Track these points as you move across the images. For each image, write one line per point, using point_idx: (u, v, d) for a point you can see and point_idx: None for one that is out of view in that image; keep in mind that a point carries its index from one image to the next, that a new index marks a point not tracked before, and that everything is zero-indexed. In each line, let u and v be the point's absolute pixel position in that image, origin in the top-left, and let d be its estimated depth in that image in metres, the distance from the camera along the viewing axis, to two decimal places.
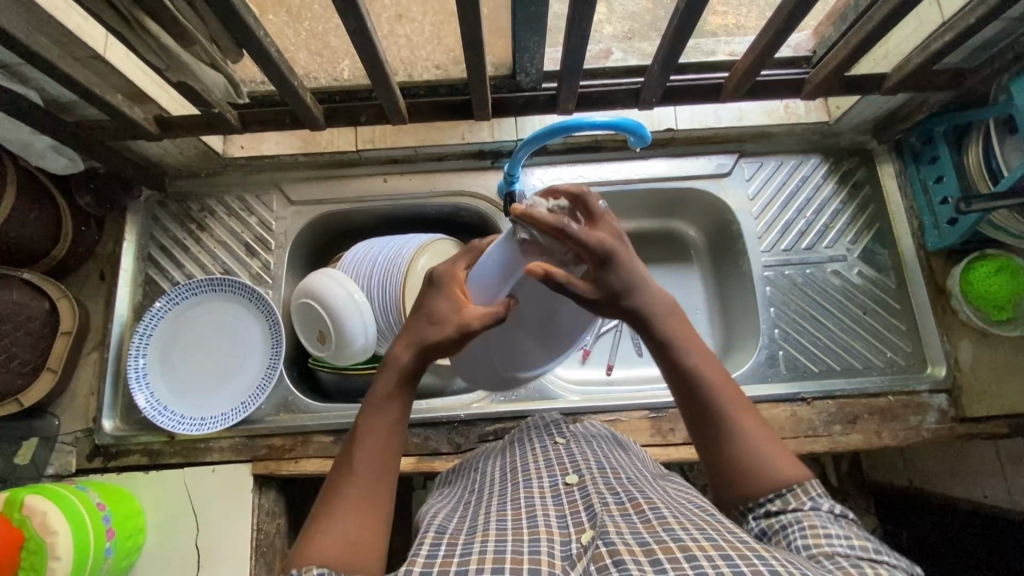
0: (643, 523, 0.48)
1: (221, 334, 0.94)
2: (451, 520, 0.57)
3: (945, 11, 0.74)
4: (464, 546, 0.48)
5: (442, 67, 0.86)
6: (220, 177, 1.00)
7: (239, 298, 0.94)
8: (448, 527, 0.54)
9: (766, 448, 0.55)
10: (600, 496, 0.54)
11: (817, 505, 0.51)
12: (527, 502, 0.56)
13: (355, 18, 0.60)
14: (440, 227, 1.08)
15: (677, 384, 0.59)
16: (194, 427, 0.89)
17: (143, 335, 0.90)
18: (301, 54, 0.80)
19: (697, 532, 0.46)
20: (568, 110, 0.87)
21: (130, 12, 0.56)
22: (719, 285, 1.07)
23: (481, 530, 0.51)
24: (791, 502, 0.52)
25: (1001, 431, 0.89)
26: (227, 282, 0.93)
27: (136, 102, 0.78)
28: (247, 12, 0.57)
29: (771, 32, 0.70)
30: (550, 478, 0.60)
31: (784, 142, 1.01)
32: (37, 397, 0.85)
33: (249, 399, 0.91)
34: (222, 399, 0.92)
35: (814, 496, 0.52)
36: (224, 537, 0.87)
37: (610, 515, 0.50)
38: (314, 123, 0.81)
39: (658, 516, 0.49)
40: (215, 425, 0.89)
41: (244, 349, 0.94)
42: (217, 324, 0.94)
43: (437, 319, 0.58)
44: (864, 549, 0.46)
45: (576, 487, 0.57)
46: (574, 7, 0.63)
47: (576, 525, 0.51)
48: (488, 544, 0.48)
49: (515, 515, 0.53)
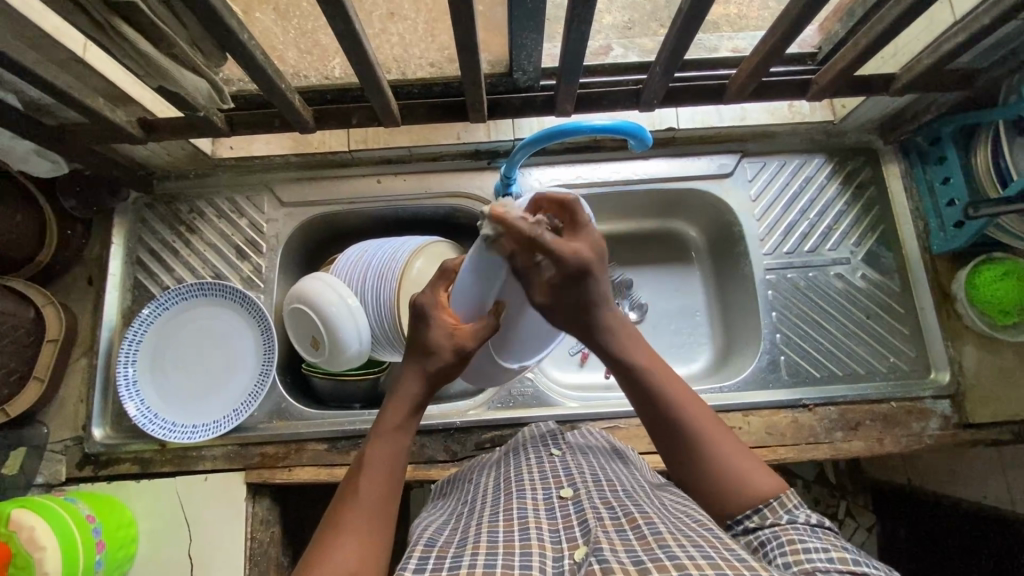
0: (639, 540, 0.47)
1: (213, 340, 0.92)
2: (442, 533, 0.56)
3: (958, 10, 0.71)
4: (455, 557, 0.47)
5: (436, 65, 0.83)
6: (209, 178, 0.98)
7: (230, 302, 0.92)
8: (438, 540, 0.53)
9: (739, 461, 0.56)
10: (595, 512, 0.52)
11: (793, 518, 0.51)
12: (519, 513, 0.54)
13: (343, 20, 0.57)
14: (436, 229, 1.05)
15: (646, 408, 0.59)
16: (186, 435, 0.87)
17: (132, 341, 0.88)
18: (291, 52, 0.79)
19: (693, 550, 0.44)
20: (566, 111, 0.84)
21: (105, 17, 0.53)
22: (720, 287, 1.06)
23: (472, 542, 0.50)
24: (768, 517, 0.52)
25: (1004, 438, 0.88)
26: (219, 286, 0.91)
27: (119, 104, 0.75)
28: (229, 15, 0.55)
29: (778, 32, 0.67)
30: (544, 492, 0.59)
31: (788, 141, 0.99)
32: (24, 406, 0.84)
33: (242, 405, 0.89)
34: (214, 406, 0.90)
35: (790, 509, 0.52)
36: (217, 547, 0.85)
37: (605, 531, 0.49)
38: (304, 126, 0.78)
39: (653, 531, 0.48)
40: (208, 433, 0.88)
41: (236, 355, 0.92)
42: (208, 329, 0.92)
43: (432, 348, 0.58)
44: (842, 561, 0.45)
45: (571, 501, 0.56)
46: (573, 6, 0.60)
47: (570, 540, 0.49)
48: (479, 557, 0.46)
49: (506, 527, 0.52)
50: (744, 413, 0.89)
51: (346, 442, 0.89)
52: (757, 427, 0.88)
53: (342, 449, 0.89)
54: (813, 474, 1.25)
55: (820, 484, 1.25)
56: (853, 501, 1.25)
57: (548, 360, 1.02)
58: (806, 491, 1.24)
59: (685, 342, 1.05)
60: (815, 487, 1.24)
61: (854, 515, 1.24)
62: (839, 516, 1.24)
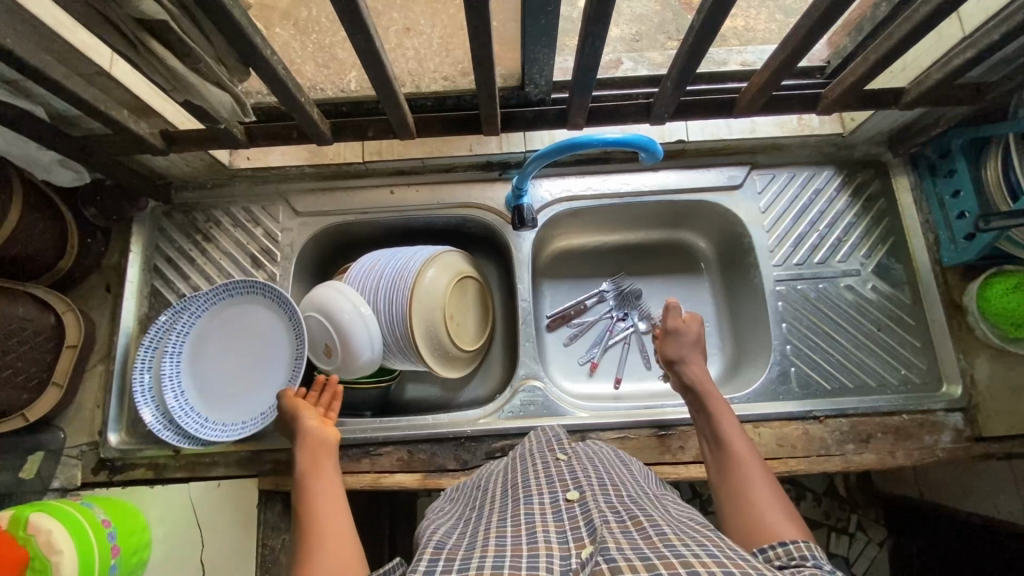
0: (644, 539, 0.47)
1: (216, 350, 0.91)
2: (451, 535, 0.56)
3: (967, 26, 0.73)
4: (464, 561, 0.47)
5: (450, 78, 0.86)
6: (226, 188, 1.00)
7: (244, 299, 0.92)
8: (448, 543, 0.53)
9: (769, 508, 0.59)
10: (600, 513, 0.52)
11: (818, 563, 0.48)
12: (526, 518, 0.54)
13: (363, 36, 0.58)
14: (447, 238, 1.08)
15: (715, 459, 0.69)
16: (213, 437, 0.87)
17: (145, 352, 0.87)
18: (308, 65, 0.83)
19: (697, 549, 0.44)
20: (578, 125, 0.85)
21: (134, 32, 0.55)
22: (730, 298, 1.06)
23: (481, 545, 0.50)
24: (792, 555, 0.50)
25: (1016, 452, 0.87)
26: (230, 287, 0.91)
27: (141, 116, 0.77)
28: (253, 31, 0.56)
29: (788, 48, 0.68)
30: (550, 495, 0.58)
31: (797, 153, 1.00)
32: (43, 411, 0.85)
33: (269, 408, 0.89)
34: (234, 410, 0.90)
35: (815, 556, 0.49)
36: (228, 552, 0.87)
37: (611, 531, 0.48)
38: (321, 138, 0.79)
39: (659, 532, 0.48)
40: (238, 434, 0.88)
41: (247, 359, 0.92)
42: (211, 337, 0.91)
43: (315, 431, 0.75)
44: None
45: (577, 503, 0.55)
46: (587, 24, 0.61)
47: (576, 539, 0.49)
48: (488, 559, 0.46)
49: (514, 532, 0.51)
50: (755, 424, 0.89)
51: (357, 450, 0.90)
52: (768, 439, 0.88)
53: (354, 456, 0.90)
54: (822, 487, 1.24)
55: (830, 497, 1.24)
56: (864, 515, 1.24)
57: (557, 371, 1.03)
58: (815, 505, 1.23)
59: None
60: (825, 500, 1.23)
61: (865, 529, 1.23)
62: (851, 530, 1.22)
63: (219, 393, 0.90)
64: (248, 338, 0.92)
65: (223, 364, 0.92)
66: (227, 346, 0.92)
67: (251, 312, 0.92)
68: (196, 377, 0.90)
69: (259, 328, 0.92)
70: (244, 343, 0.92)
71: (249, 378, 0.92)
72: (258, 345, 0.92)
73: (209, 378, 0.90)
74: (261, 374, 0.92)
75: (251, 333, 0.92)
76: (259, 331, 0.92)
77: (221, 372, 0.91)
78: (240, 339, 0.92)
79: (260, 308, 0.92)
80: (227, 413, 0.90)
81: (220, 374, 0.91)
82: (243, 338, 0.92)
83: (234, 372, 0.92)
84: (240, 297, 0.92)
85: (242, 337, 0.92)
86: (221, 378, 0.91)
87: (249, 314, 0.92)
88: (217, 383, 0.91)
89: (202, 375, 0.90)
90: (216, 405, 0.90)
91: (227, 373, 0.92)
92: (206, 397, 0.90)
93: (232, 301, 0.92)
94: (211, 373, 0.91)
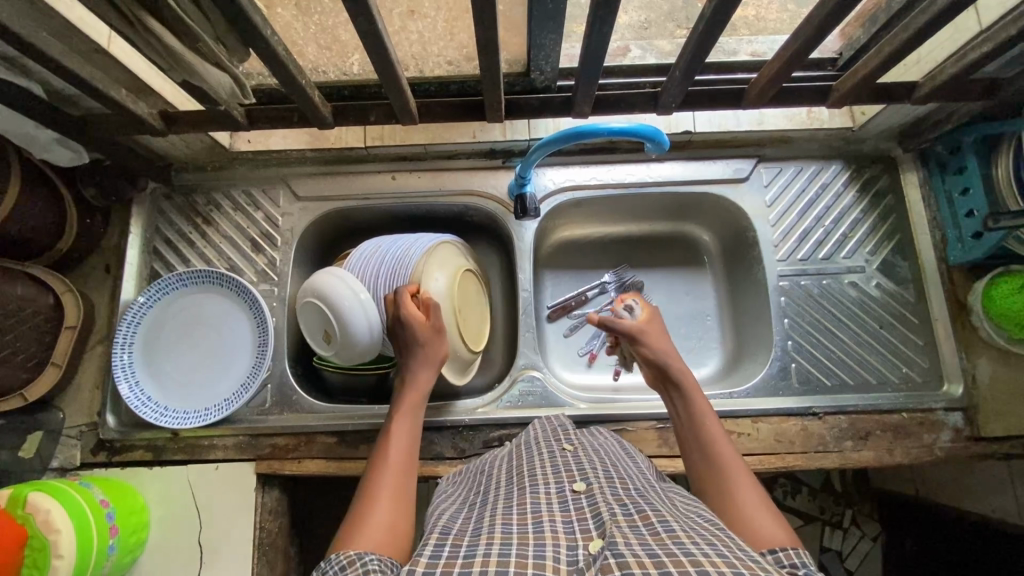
0: (652, 535, 0.46)
1: (183, 341, 0.93)
2: (456, 521, 0.56)
3: (984, 19, 0.71)
4: (469, 548, 0.47)
5: (454, 63, 0.84)
6: (227, 170, 0.99)
7: (215, 291, 0.94)
8: (453, 529, 0.53)
9: (755, 507, 0.59)
10: (608, 507, 0.52)
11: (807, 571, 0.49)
12: (533, 508, 0.54)
13: (365, 18, 0.57)
14: (450, 226, 1.07)
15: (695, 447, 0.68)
16: (176, 421, 0.89)
17: (124, 336, 0.89)
18: (311, 48, 0.81)
19: (706, 548, 0.44)
20: (583, 113, 0.84)
21: (131, 9, 0.54)
22: (732, 291, 1.05)
23: (486, 532, 0.50)
24: (783, 561, 0.51)
25: (1015, 453, 0.87)
26: (202, 275, 0.92)
27: (141, 96, 0.76)
28: (254, 11, 0.55)
29: (801, 38, 0.66)
30: (557, 485, 0.58)
31: (805, 146, 0.99)
32: (42, 390, 0.85)
33: (232, 397, 0.90)
34: (198, 398, 0.91)
35: (805, 564, 0.50)
36: (223, 538, 0.86)
37: (619, 526, 0.48)
38: (322, 121, 0.78)
39: (667, 529, 0.47)
40: (200, 421, 0.89)
41: (210, 351, 0.93)
42: (179, 327, 0.93)
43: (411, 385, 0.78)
44: None
45: (584, 495, 0.55)
46: (595, 10, 0.60)
47: (583, 531, 0.49)
48: (493, 547, 0.46)
49: (521, 520, 0.51)
50: (754, 420, 0.88)
51: (354, 436, 0.90)
52: (766, 434, 0.88)
53: (351, 442, 0.89)
54: (818, 481, 1.24)
55: (825, 492, 1.24)
56: (859, 510, 1.23)
57: (557, 362, 1.03)
58: (810, 498, 1.23)
59: (696, 345, 1.05)
60: (820, 494, 1.23)
61: (859, 524, 1.22)
62: (845, 524, 1.22)
63: (182, 384, 0.91)
64: (213, 331, 0.93)
65: (185, 357, 0.92)
66: (192, 338, 0.93)
67: (218, 306, 0.94)
68: (161, 366, 0.91)
69: (223, 321, 0.94)
70: (208, 336, 0.93)
71: (210, 371, 0.92)
72: (222, 338, 0.94)
73: (173, 369, 0.92)
74: (223, 367, 0.92)
75: (216, 326, 0.94)
76: (224, 324, 0.94)
77: (183, 363, 0.92)
78: (205, 332, 0.93)
79: (225, 302, 0.94)
80: (187, 403, 0.90)
81: (181, 366, 0.92)
82: (208, 331, 0.93)
83: (196, 364, 0.92)
84: (208, 289, 0.93)
85: (206, 329, 0.93)
86: (183, 370, 0.92)
87: (215, 307, 0.94)
88: (180, 374, 0.91)
89: (166, 365, 0.91)
90: (178, 395, 0.91)
91: (189, 364, 0.92)
92: (170, 387, 0.91)
93: (202, 294, 0.94)
94: (175, 365, 0.92)
